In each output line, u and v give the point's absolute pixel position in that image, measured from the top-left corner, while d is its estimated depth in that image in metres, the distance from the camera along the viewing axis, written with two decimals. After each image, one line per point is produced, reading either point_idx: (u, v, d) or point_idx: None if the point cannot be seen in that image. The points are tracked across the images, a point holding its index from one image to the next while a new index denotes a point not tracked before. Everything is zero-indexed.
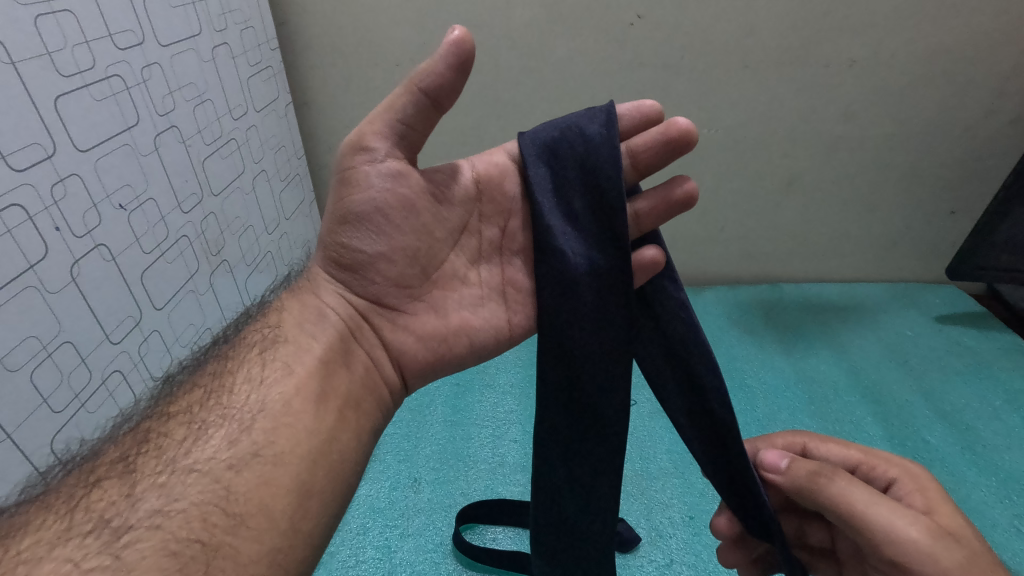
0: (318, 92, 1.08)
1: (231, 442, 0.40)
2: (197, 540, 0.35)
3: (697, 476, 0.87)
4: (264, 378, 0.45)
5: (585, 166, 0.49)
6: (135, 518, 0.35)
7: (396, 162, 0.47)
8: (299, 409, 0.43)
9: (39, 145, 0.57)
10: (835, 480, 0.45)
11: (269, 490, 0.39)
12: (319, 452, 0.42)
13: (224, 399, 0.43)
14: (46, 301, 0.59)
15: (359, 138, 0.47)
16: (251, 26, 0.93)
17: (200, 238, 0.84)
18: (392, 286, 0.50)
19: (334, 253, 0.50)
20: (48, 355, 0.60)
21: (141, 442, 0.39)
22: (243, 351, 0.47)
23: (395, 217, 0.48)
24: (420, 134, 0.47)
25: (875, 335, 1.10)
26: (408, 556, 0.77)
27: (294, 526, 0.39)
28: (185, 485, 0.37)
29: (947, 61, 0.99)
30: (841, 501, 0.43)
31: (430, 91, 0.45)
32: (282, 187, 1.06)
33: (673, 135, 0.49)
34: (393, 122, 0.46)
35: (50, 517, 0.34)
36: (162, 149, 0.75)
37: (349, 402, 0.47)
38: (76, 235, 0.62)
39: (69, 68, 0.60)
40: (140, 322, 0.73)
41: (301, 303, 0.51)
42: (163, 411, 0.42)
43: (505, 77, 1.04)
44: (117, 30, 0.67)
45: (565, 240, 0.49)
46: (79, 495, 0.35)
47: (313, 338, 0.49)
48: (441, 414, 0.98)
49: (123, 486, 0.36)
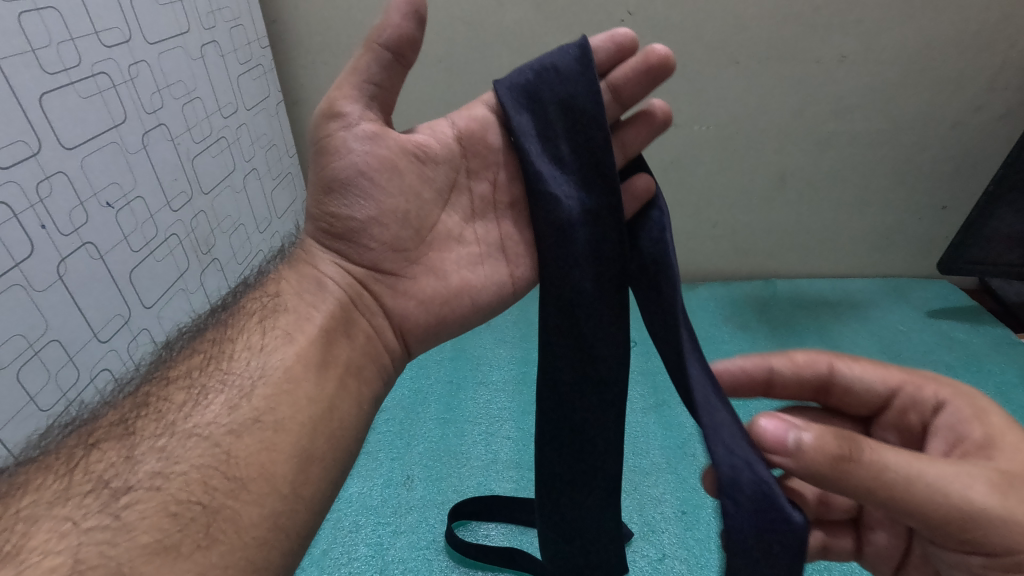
0: (309, 89, 1.08)
1: (232, 407, 0.39)
2: (197, 503, 0.35)
3: (689, 470, 0.87)
4: (264, 347, 0.44)
5: (566, 106, 0.49)
6: (135, 479, 0.34)
7: (366, 120, 0.48)
8: (300, 375, 0.43)
9: (24, 143, 0.56)
10: (871, 448, 0.36)
11: (270, 455, 0.38)
12: (321, 420, 0.42)
13: (224, 364, 0.42)
14: (31, 299, 0.58)
15: (329, 105, 0.48)
16: (240, 24, 0.92)
17: (190, 237, 0.84)
18: (388, 251, 0.50)
19: (324, 223, 0.50)
20: (35, 353, 0.59)
21: (140, 406, 0.38)
22: (242, 319, 0.46)
23: (380, 179, 0.48)
24: (390, 93, 0.49)
25: (868, 330, 1.10)
26: (400, 553, 0.77)
27: (294, 491, 0.38)
28: (185, 449, 0.36)
29: (935, 57, 1.00)
30: (883, 475, 0.35)
31: (391, 46, 0.46)
32: (273, 184, 1.05)
33: (653, 61, 0.51)
34: (362, 83, 0.47)
35: (50, 476, 0.33)
36: (150, 146, 0.74)
37: (351, 370, 0.47)
38: (62, 233, 0.61)
39: (53, 65, 0.60)
40: (129, 320, 0.72)
41: (297, 274, 0.50)
42: (162, 376, 0.41)
43: (496, 75, 1.04)
44: (103, 27, 0.66)
45: (556, 186, 0.48)
46: (78, 456, 0.35)
47: (313, 308, 0.48)
48: (432, 413, 0.97)
49: (123, 448, 0.36)
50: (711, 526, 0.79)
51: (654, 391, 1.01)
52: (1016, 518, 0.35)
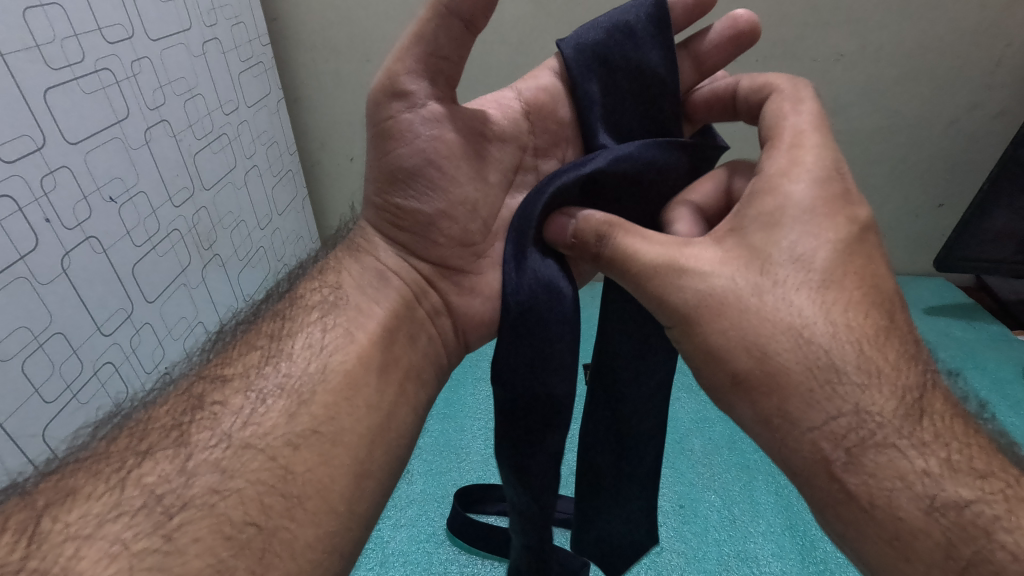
0: (311, 88, 1.07)
1: (291, 415, 0.38)
2: (252, 523, 0.33)
3: (686, 463, 0.86)
4: (326, 347, 0.43)
5: (636, 75, 0.52)
6: (190, 494, 0.33)
7: (430, 105, 0.46)
8: (361, 381, 0.42)
9: (28, 137, 0.55)
10: (616, 236, 0.43)
11: (328, 470, 0.37)
12: (378, 431, 0.41)
13: (284, 364, 0.41)
14: (36, 293, 0.57)
15: (387, 91, 0.46)
16: (241, 22, 0.91)
17: (192, 232, 0.83)
18: (456, 246, 0.50)
19: (390, 213, 0.50)
20: (39, 346, 0.58)
21: (194, 409, 0.37)
22: (298, 312, 0.45)
23: (447, 167, 0.48)
24: (455, 66, 0.47)
25: None
26: (400, 546, 0.77)
27: (349, 508, 0.37)
28: (240, 462, 0.35)
29: (936, 56, 0.99)
30: (618, 258, 0.42)
31: (459, 11, 0.44)
32: (274, 181, 1.04)
33: (741, 27, 0.53)
34: (425, 56, 0.45)
35: (100, 485, 0.32)
36: (153, 142, 0.73)
37: (409, 374, 0.46)
38: (66, 227, 0.60)
39: (57, 60, 0.59)
40: (132, 314, 0.71)
41: (359, 265, 0.50)
42: (215, 373, 0.39)
43: (510, 78, 1.03)
44: (106, 23, 0.65)
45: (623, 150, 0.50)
46: (129, 466, 0.33)
47: (375, 304, 0.47)
48: (436, 407, 0.96)
49: (178, 460, 0.34)
50: (709, 520, 0.79)
51: None
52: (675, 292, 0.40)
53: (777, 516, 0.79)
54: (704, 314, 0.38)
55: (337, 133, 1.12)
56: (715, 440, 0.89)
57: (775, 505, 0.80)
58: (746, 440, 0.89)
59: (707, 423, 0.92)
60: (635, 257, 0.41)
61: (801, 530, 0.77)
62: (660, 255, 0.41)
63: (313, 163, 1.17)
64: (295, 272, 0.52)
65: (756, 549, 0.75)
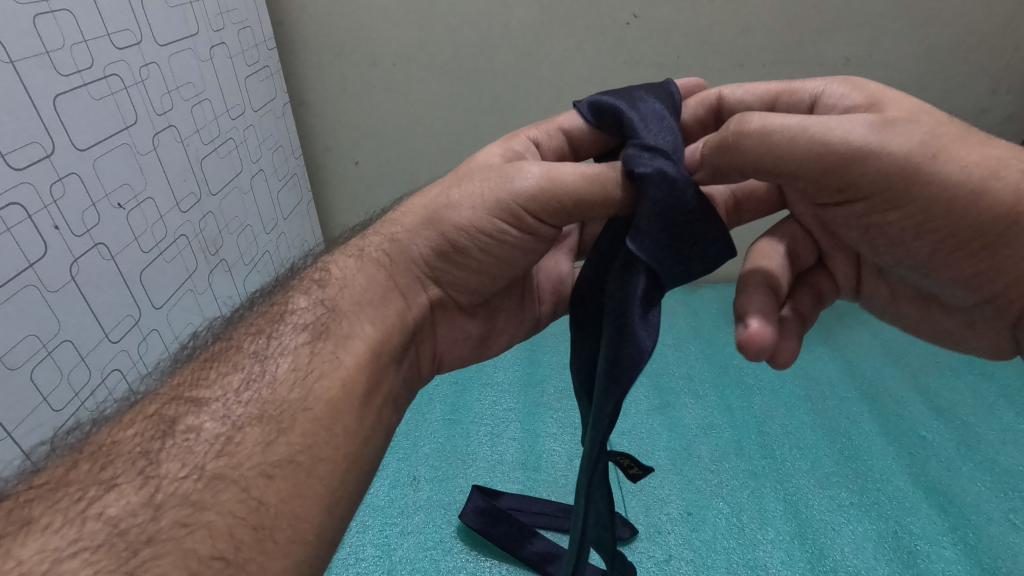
0: (316, 93, 1.06)
1: (268, 443, 0.37)
2: (219, 557, 0.32)
3: (697, 471, 0.85)
4: (310, 370, 0.42)
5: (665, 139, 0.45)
6: (157, 528, 0.32)
7: (525, 234, 0.47)
8: (342, 410, 0.41)
9: (38, 144, 0.55)
10: (744, 120, 0.40)
11: (301, 500, 0.37)
12: (354, 458, 0.41)
13: (264, 389, 0.40)
14: (45, 300, 0.57)
15: (513, 212, 0.46)
16: (248, 25, 0.91)
17: (198, 238, 0.82)
18: (464, 290, 0.52)
19: (445, 246, 0.49)
20: (47, 353, 0.58)
21: (163, 435, 0.36)
22: (284, 330, 0.44)
23: (494, 260, 0.49)
24: (554, 218, 0.46)
25: (871, 331, 1.09)
26: (407, 554, 0.76)
27: (320, 536, 0.37)
28: (211, 493, 0.34)
29: (947, 59, 0.98)
30: (770, 136, 0.39)
31: (568, 203, 0.44)
32: (279, 186, 1.03)
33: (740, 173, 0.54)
34: (543, 195, 0.45)
35: (59, 518, 0.31)
36: (160, 148, 0.73)
37: (387, 398, 0.46)
38: (74, 233, 0.60)
39: (67, 66, 0.58)
40: (139, 321, 0.71)
41: (357, 281, 0.48)
42: (189, 396, 0.39)
43: (520, 88, 1.02)
44: (115, 29, 0.65)
45: (649, 137, 0.44)
46: (91, 497, 0.32)
47: (368, 324, 0.46)
48: (439, 413, 0.95)
49: (143, 491, 0.33)
50: (717, 527, 0.78)
51: (661, 391, 0.98)
52: (890, 146, 0.38)
53: (787, 524, 0.78)
54: (928, 160, 0.38)
55: (340, 137, 1.11)
56: (722, 446, 0.88)
57: (784, 512, 0.80)
58: (753, 447, 0.88)
59: (715, 429, 0.91)
60: (793, 151, 0.39)
61: (811, 538, 0.76)
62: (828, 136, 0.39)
63: (317, 166, 1.15)
64: (273, 283, 0.52)
65: (765, 557, 0.75)
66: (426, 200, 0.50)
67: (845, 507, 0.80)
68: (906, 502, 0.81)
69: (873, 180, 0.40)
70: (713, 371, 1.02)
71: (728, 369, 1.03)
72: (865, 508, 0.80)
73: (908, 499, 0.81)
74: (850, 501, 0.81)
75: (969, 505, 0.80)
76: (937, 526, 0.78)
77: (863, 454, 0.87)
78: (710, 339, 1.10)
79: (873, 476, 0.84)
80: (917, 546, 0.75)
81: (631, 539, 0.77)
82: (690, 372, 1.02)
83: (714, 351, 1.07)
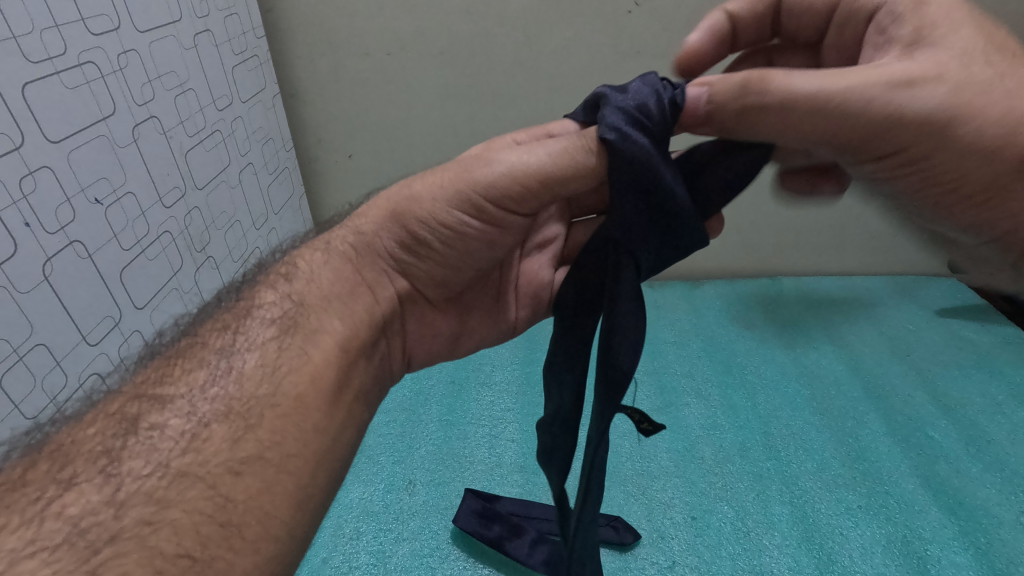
0: (308, 83, 1.05)
1: (235, 440, 0.37)
2: (185, 555, 0.32)
3: (699, 474, 0.84)
4: (279, 366, 0.42)
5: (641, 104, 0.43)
6: (120, 526, 0.31)
7: (487, 222, 0.47)
8: (312, 406, 0.41)
9: (6, 137, 0.54)
10: (772, 84, 0.39)
11: (271, 496, 0.36)
12: (326, 455, 0.40)
13: (230, 386, 0.39)
14: (15, 302, 0.56)
15: (473, 202, 0.46)
16: (234, 13, 0.90)
17: (184, 234, 0.82)
18: (431, 284, 0.52)
19: (408, 239, 0.49)
20: (19, 358, 0.58)
21: (126, 433, 0.35)
22: (252, 325, 0.44)
23: (457, 249, 0.49)
24: (519, 203, 0.45)
25: (876, 327, 1.09)
26: (403, 561, 0.76)
27: (290, 533, 0.36)
28: (174, 491, 0.34)
29: None
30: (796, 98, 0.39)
31: (531, 184, 0.44)
32: (270, 180, 1.03)
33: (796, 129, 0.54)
34: (504, 180, 0.45)
35: (17, 518, 0.30)
36: (140, 139, 0.72)
37: (359, 394, 0.46)
38: (48, 231, 0.59)
39: (36, 53, 0.58)
40: (119, 322, 0.70)
41: (331, 277, 0.48)
42: (153, 393, 0.38)
43: (518, 79, 1.02)
44: (91, 14, 0.64)
45: (622, 96, 0.42)
46: (50, 497, 0.31)
47: (336, 319, 0.46)
48: (435, 414, 0.95)
49: (105, 490, 0.32)
50: (721, 532, 0.77)
51: (661, 391, 0.98)
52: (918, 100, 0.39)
53: (792, 528, 0.78)
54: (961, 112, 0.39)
55: (336, 130, 1.10)
56: (725, 448, 0.88)
57: (789, 516, 0.79)
58: (756, 449, 0.88)
59: (716, 430, 0.91)
60: (828, 114, 0.39)
61: (818, 543, 0.76)
62: (854, 83, 0.38)
63: (311, 160, 1.15)
64: (244, 274, 0.51)
65: (772, 562, 0.74)
66: (390, 196, 0.51)
67: (852, 510, 0.80)
68: (914, 506, 0.80)
69: (908, 133, 0.39)
70: (713, 370, 1.02)
71: (730, 368, 1.02)
72: (873, 511, 0.79)
73: (916, 502, 0.80)
74: (857, 504, 0.80)
75: (975, 508, 0.80)
76: (947, 531, 0.77)
77: (868, 457, 0.86)
78: (712, 334, 1.10)
79: (876, 476, 0.84)
80: (925, 551, 0.75)
81: (635, 544, 0.76)
82: (691, 371, 1.02)
83: (715, 347, 1.07)
